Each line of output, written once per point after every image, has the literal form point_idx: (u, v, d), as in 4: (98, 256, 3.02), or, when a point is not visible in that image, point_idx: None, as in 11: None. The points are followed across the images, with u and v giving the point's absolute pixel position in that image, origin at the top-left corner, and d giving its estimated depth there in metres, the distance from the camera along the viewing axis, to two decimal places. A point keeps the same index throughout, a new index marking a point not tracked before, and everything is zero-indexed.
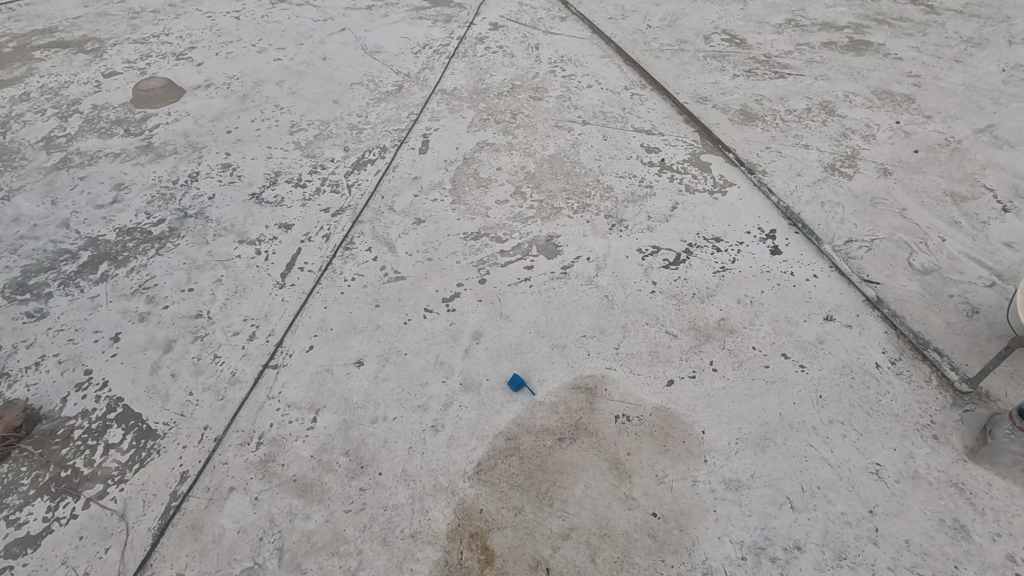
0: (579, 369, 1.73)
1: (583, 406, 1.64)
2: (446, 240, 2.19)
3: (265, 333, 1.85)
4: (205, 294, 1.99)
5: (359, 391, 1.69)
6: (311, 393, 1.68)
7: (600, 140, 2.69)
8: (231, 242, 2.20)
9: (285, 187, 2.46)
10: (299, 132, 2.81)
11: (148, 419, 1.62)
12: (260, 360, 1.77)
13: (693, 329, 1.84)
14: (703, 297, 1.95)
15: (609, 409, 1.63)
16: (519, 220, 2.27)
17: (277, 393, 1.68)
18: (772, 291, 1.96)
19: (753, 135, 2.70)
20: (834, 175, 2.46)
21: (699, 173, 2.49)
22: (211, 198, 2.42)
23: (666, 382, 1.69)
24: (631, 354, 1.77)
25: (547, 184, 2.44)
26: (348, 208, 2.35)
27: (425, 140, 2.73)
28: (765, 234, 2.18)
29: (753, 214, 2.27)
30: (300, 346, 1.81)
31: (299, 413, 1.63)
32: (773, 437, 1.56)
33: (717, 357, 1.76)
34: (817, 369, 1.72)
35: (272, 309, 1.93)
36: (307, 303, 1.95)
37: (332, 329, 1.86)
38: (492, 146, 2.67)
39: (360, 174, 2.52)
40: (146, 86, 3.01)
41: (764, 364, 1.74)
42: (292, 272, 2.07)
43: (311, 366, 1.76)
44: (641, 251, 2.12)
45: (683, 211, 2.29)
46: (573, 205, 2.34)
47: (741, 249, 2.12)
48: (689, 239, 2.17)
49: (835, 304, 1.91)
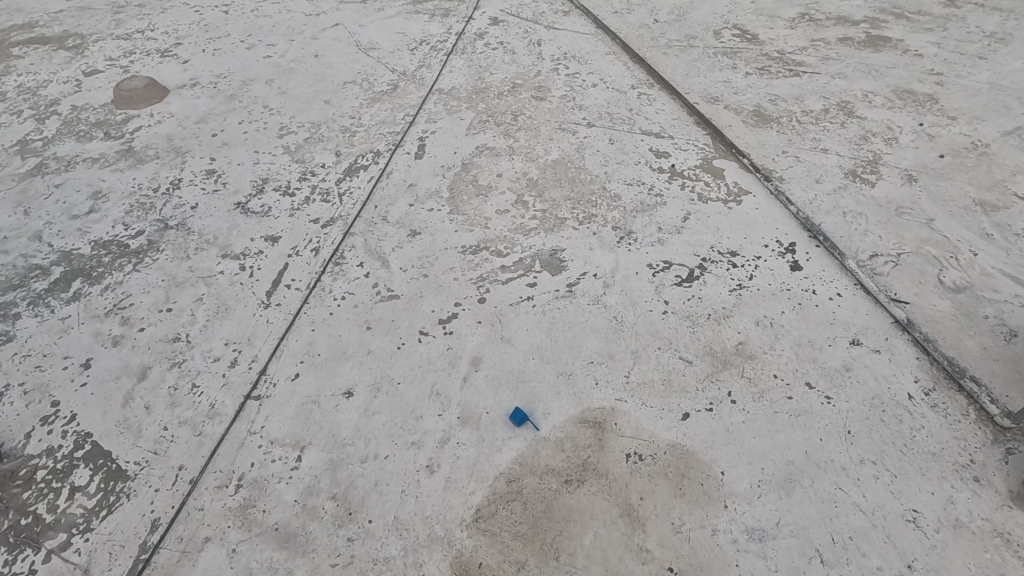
0: (586, 400, 1.60)
1: (591, 443, 1.51)
2: (443, 254, 2.05)
3: (248, 360, 1.72)
4: (184, 315, 1.85)
5: (349, 425, 1.55)
6: (296, 428, 1.55)
7: (606, 143, 2.55)
8: (213, 256, 2.06)
9: (272, 196, 2.32)
10: (288, 135, 2.66)
11: (117, 459, 1.49)
12: (242, 390, 1.64)
13: (710, 355, 1.71)
14: (719, 318, 1.81)
15: (620, 446, 1.50)
16: (521, 232, 2.13)
17: (259, 428, 1.55)
18: (793, 311, 1.83)
19: (768, 138, 2.55)
20: (856, 182, 2.31)
21: (712, 179, 2.34)
22: (193, 207, 2.28)
23: (682, 416, 1.56)
24: (643, 384, 1.64)
25: (550, 192, 2.30)
26: (339, 219, 2.21)
27: (421, 144, 2.58)
28: (784, 248, 2.04)
29: (770, 225, 2.13)
30: (285, 374, 1.68)
31: (282, 451, 1.50)
32: (800, 479, 1.43)
33: (736, 387, 1.63)
34: (845, 400, 1.59)
35: (256, 333, 1.80)
36: (293, 326, 1.81)
37: (320, 355, 1.73)
38: (492, 151, 2.52)
39: (352, 182, 2.38)
40: (127, 86, 2.86)
41: (787, 395, 1.60)
42: (279, 290, 1.93)
43: (297, 397, 1.62)
44: (652, 266, 1.98)
45: (695, 221, 2.15)
46: (579, 215, 2.20)
47: (759, 264, 1.99)
48: (702, 253, 2.03)
49: (861, 327, 1.77)
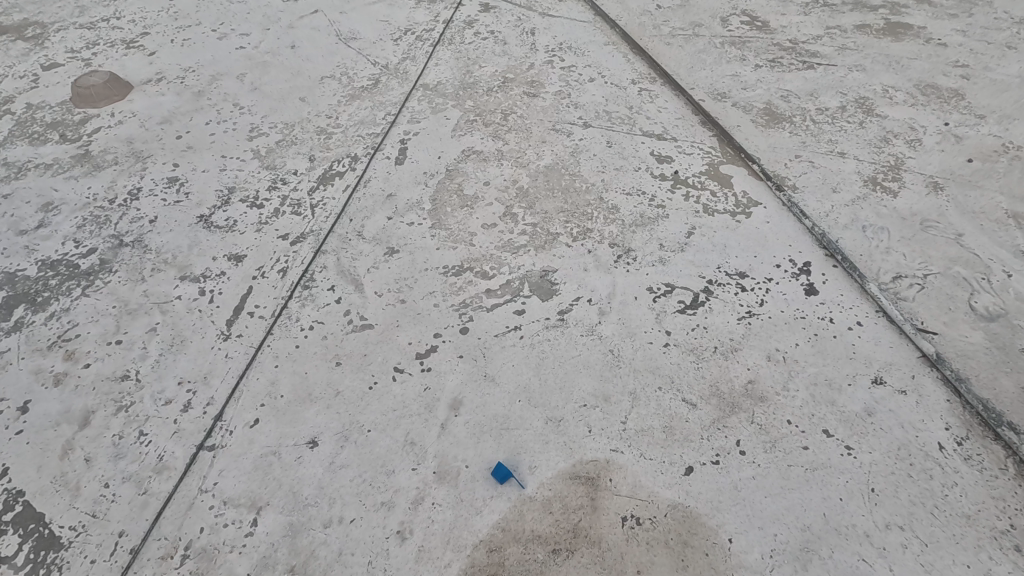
0: (578, 451, 1.43)
1: (584, 504, 1.34)
2: (423, 276, 1.87)
3: (203, 402, 1.55)
4: (135, 349, 1.68)
5: (311, 481, 1.39)
6: (253, 485, 1.39)
7: (604, 146, 2.34)
8: (171, 278, 1.88)
9: (239, 208, 2.13)
10: (259, 138, 2.45)
11: (50, 523, 1.33)
12: (194, 439, 1.47)
13: (716, 396, 1.54)
14: (725, 352, 1.64)
15: (615, 508, 1.34)
16: (509, 250, 1.95)
17: (212, 485, 1.39)
18: (809, 343, 1.65)
19: (780, 140, 2.34)
20: (876, 191, 2.12)
21: (718, 188, 2.15)
22: (152, 220, 2.09)
23: (684, 470, 1.39)
24: (641, 431, 1.47)
25: (542, 204, 2.11)
26: (310, 235, 2.02)
27: (403, 147, 2.37)
28: (798, 268, 1.86)
29: (781, 241, 1.94)
30: (243, 420, 1.51)
31: (236, 513, 1.34)
32: (817, 548, 1.26)
33: (745, 436, 1.46)
34: (867, 452, 1.42)
35: (213, 370, 1.62)
36: (255, 362, 1.64)
37: (283, 397, 1.56)
38: (479, 156, 2.32)
39: (326, 192, 2.19)
40: (85, 83, 2.64)
41: (802, 446, 1.43)
42: (241, 318, 1.75)
43: (255, 448, 1.45)
44: (652, 290, 1.80)
45: (700, 238, 1.97)
46: (572, 230, 2.01)
47: (769, 287, 1.81)
48: (707, 274, 1.85)
49: (884, 362, 1.60)
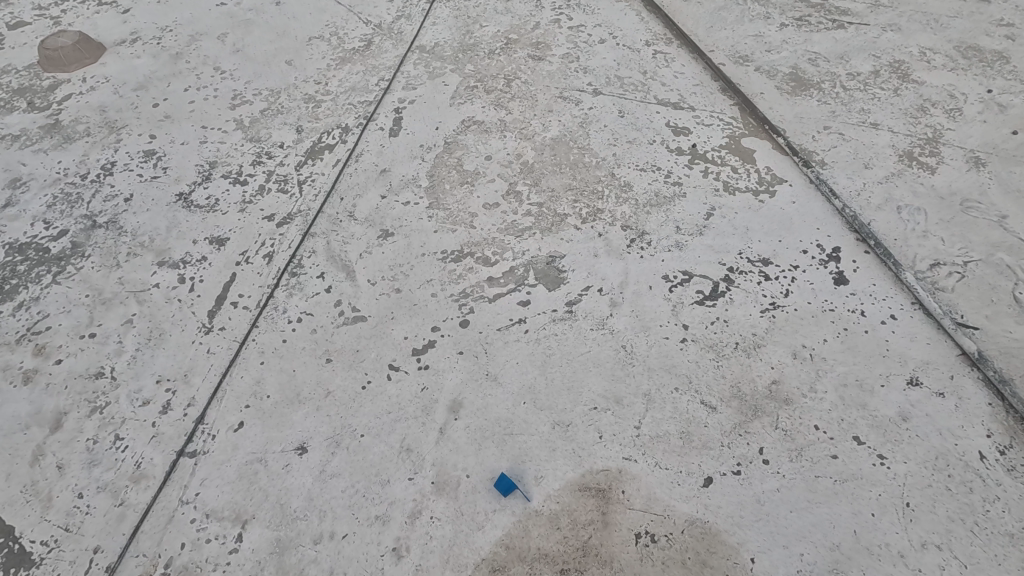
0: (587, 460, 1.32)
1: (594, 519, 1.24)
2: (420, 263, 1.73)
3: (183, 403, 1.44)
4: (110, 343, 1.55)
5: (300, 492, 1.29)
6: (238, 496, 1.29)
7: (615, 116, 2.16)
8: (148, 264, 1.74)
9: (221, 185, 1.97)
10: (242, 106, 2.27)
11: (20, 537, 1.24)
12: (174, 444, 1.37)
13: (737, 398, 1.42)
14: (747, 349, 1.51)
15: (628, 524, 1.24)
16: (512, 233, 1.80)
17: (193, 496, 1.29)
18: (838, 339, 1.52)
19: (807, 110, 2.15)
20: (912, 167, 1.94)
21: (740, 163, 1.98)
22: (127, 199, 1.93)
23: (703, 482, 1.29)
24: (655, 437, 1.36)
25: (548, 181, 1.95)
26: (298, 216, 1.87)
27: (397, 117, 2.19)
28: (827, 255, 1.71)
29: (809, 224, 1.79)
30: (226, 423, 1.40)
31: (220, 528, 1.24)
32: (847, 570, 1.17)
33: (769, 443, 1.34)
34: (901, 462, 1.31)
35: (194, 367, 1.50)
36: (239, 358, 1.52)
37: (269, 398, 1.45)
38: (480, 127, 2.14)
39: (314, 167, 2.02)
40: (53, 44, 2.43)
41: (831, 455, 1.32)
42: (223, 310, 1.62)
43: (239, 454, 1.35)
44: (668, 279, 1.67)
45: (720, 220, 1.82)
46: (581, 210, 1.86)
47: (795, 276, 1.67)
48: (728, 261, 1.71)
49: (921, 361, 1.47)
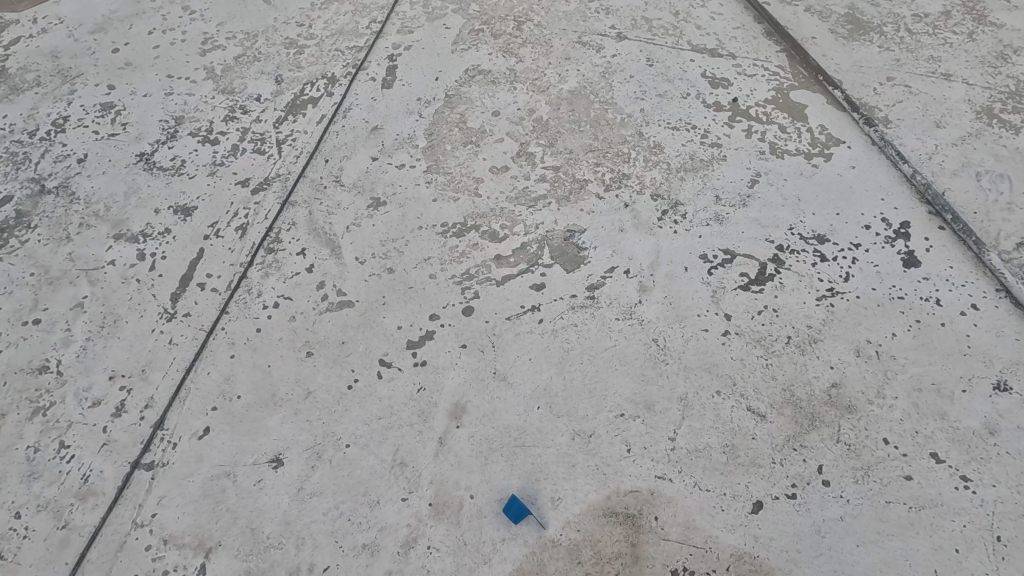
0: (613, 480, 1.12)
1: (621, 553, 1.05)
2: (417, 238, 1.49)
3: (139, 405, 1.23)
4: (57, 332, 1.34)
5: (274, 515, 1.09)
6: (201, 519, 1.09)
7: (643, 65, 1.86)
8: (103, 237, 1.51)
9: (188, 144, 1.71)
10: (213, 52, 1.97)
11: None
12: (128, 454, 1.17)
13: (790, 405, 1.20)
14: (801, 345, 1.28)
15: (663, 559, 1.04)
16: (524, 204, 1.55)
17: (150, 518, 1.10)
18: (909, 334, 1.28)
19: (868, 58, 1.85)
20: (993, 125, 1.65)
21: (789, 121, 1.70)
22: (81, 160, 1.68)
23: (753, 507, 1.09)
24: (693, 452, 1.15)
25: (565, 141, 1.68)
26: (276, 181, 1.62)
27: (391, 65, 1.90)
28: (894, 231, 1.45)
29: (871, 193, 1.52)
30: (190, 428, 1.20)
31: (180, 557, 1.06)
32: None
33: (829, 461, 1.13)
34: (989, 486, 1.09)
35: (153, 361, 1.29)
36: (206, 351, 1.30)
37: (240, 399, 1.24)
38: (486, 77, 1.85)
39: (295, 124, 1.75)
40: None
41: (904, 476, 1.11)
42: (188, 292, 1.40)
43: (204, 468, 1.15)
44: (706, 260, 1.43)
45: (767, 188, 1.55)
46: (604, 177, 1.60)
47: (857, 256, 1.42)
48: (776, 238, 1.46)
49: (1010, 361, 1.23)
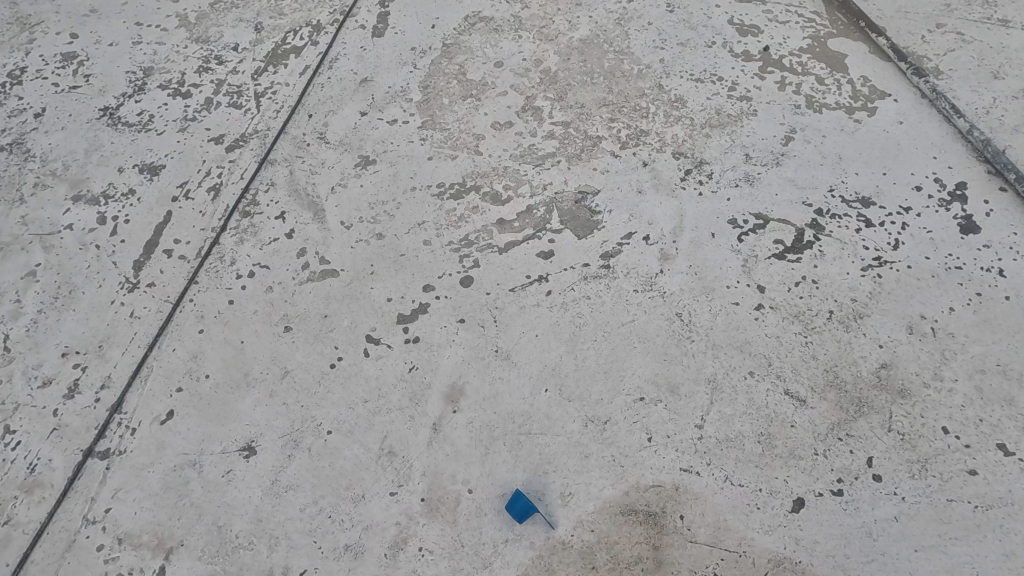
0: (632, 473, 0.98)
1: (642, 557, 0.91)
2: (410, 201, 1.33)
3: (94, 385, 1.09)
4: (6, 304, 1.19)
5: (245, 511, 0.96)
6: (161, 515, 0.96)
7: (662, 11, 1.67)
8: (60, 199, 1.35)
9: (156, 97, 1.54)
10: None
11: None
12: (80, 440, 1.03)
13: (834, 389, 1.05)
14: (846, 321, 1.13)
15: (690, 565, 0.90)
16: (529, 163, 1.38)
17: (103, 513, 0.96)
18: (968, 309, 1.13)
19: (915, 2, 1.65)
20: None
21: (827, 71, 1.52)
22: (38, 115, 1.51)
23: (793, 506, 0.94)
24: (723, 442, 1.01)
25: (576, 94, 1.50)
26: (253, 138, 1.45)
27: (382, 11, 1.71)
28: (948, 193, 1.28)
29: (922, 151, 1.35)
30: (151, 412, 1.06)
31: (136, 559, 0.92)
32: None
33: (881, 453, 0.99)
34: None
35: (112, 336, 1.15)
36: (171, 325, 1.16)
37: (209, 379, 1.09)
38: (488, 24, 1.66)
39: (276, 75, 1.58)
40: None
41: (968, 470, 0.96)
42: (153, 260, 1.25)
43: (166, 457, 1.01)
44: (736, 225, 1.26)
45: (803, 146, 1.38)
46: (620, 133, 1.43)
47: (907, 221, 1.25)
48: (815, 201, 1.29)
49: None
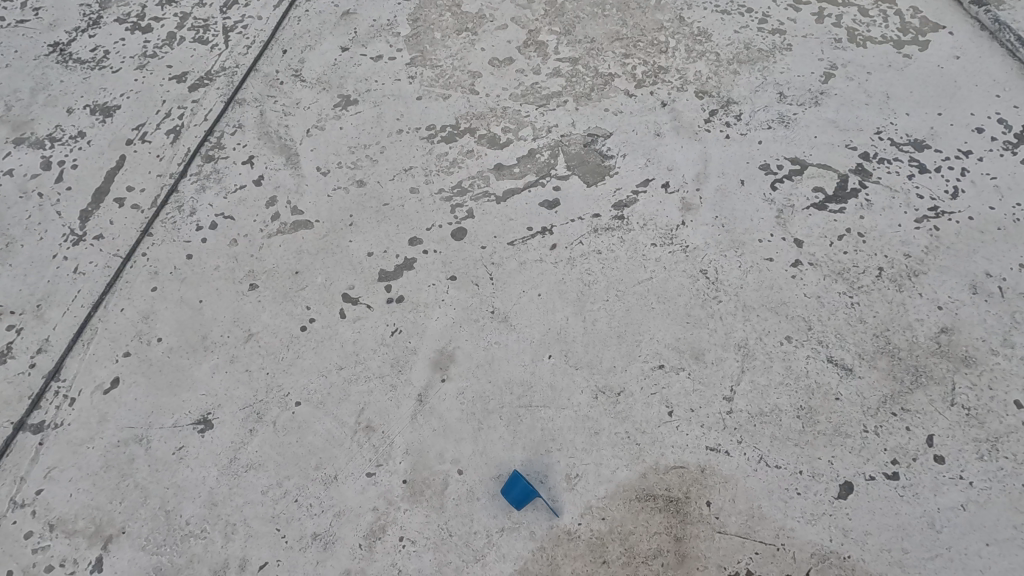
0: (651, 453, 0.84)
1: (662, 550, 0.77)
2: (395, 145, 1.17)
3: (30, 349, 0.95)
4: None
5: (197, 494, 0.82)
6: (100, 497, 0.82)
7: None
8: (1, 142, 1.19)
9: (113, 32, 1.37)
10: None
11: None
12: (11, 411, 0.89)
13: (886, 357, 0.90)
14: (898, 279, 0.97)
15: (720, 560, 0.76)
16: (532, 103, 1.21)
17: (33, 495, 0.83)
18: None
19: None
20: None
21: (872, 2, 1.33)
22: None
23: (841, 491, 0.80)
24: (757, 416, 0.86)
25: (586, 28, 1.33)
26: (220, 76, 1.28)
27: None
28: (1015, 135, 1.11)
29: (983, 89, 1.18)
30: (93, 379, 0.92)
31: (69, 548, 0.79)
32: None
33: (944, 430, 0.84)
34: None
35: (53, 294, 1.00)
36: (120, 282, 1.01)
37: (161, 342, 0.95)
38: None
39: (247, 8, 1.40)
40: None
41: None
42: (103, 209, 1.09)
43: (109, 430, 0.87)
44: (769, 171, 1.10)
45: (845, 83, 1.21)
46: (636, 70, 1.25)
47: (967, 167, 1.08)
48: (859, 145, 1.12)
49: None
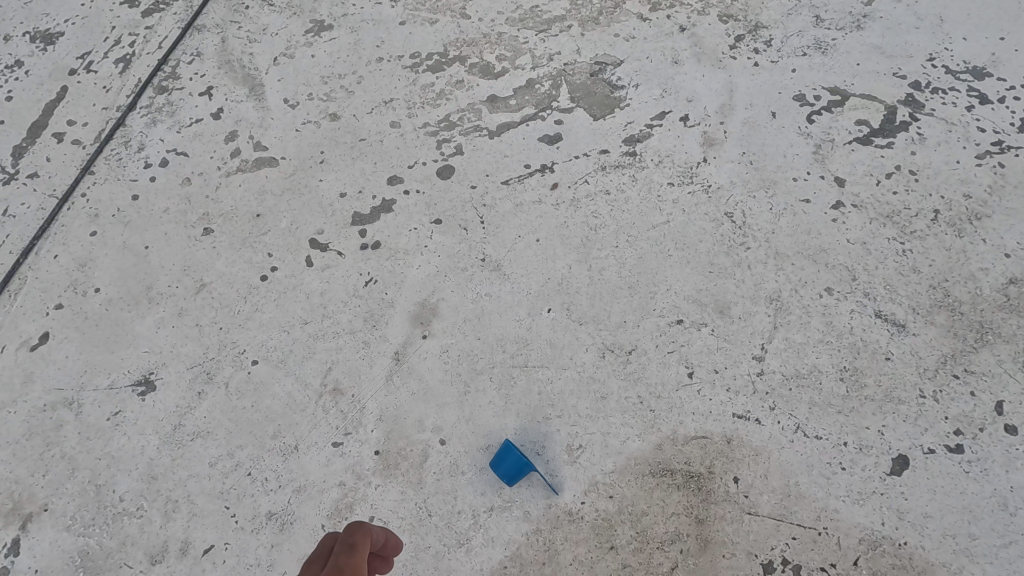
0: (667, 421, 0.71)
1: (680, 534, 0.65)
2: (374, 73, 1.02)
3: None
4: None
5: (134, 466, 0.70)
6: (22, 469, 0.70)
7: None
8: None
9: None
10: None
11: None
12: None
13: (945, 311, 0.77)
14: (957, 222, 0.83)
15: (749, 546, 0.64)
16: (531, 28, 1.05)
17: None
18: None
19: None
20: None
21: None
22: None
23: (894, 466, 0.67)
24: (792, 379, 0.73)
25: None
26: None
27: None
28: None
29: None
30: (21, 335, 0.79)
31: None
32: None
33: (1017, 396, 0.71)
34: None
35: None
36: (56, 225, 0.88)
37: (99, 293, 0.82)
38: None
39: None
40: None
41: None
42: (40, 145, 0.96)
43: (35, 392, 0.75)
44: (805, 101, 0.95)
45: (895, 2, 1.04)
46: None
47: None
48: (910, 71, 0.97)
49: None
